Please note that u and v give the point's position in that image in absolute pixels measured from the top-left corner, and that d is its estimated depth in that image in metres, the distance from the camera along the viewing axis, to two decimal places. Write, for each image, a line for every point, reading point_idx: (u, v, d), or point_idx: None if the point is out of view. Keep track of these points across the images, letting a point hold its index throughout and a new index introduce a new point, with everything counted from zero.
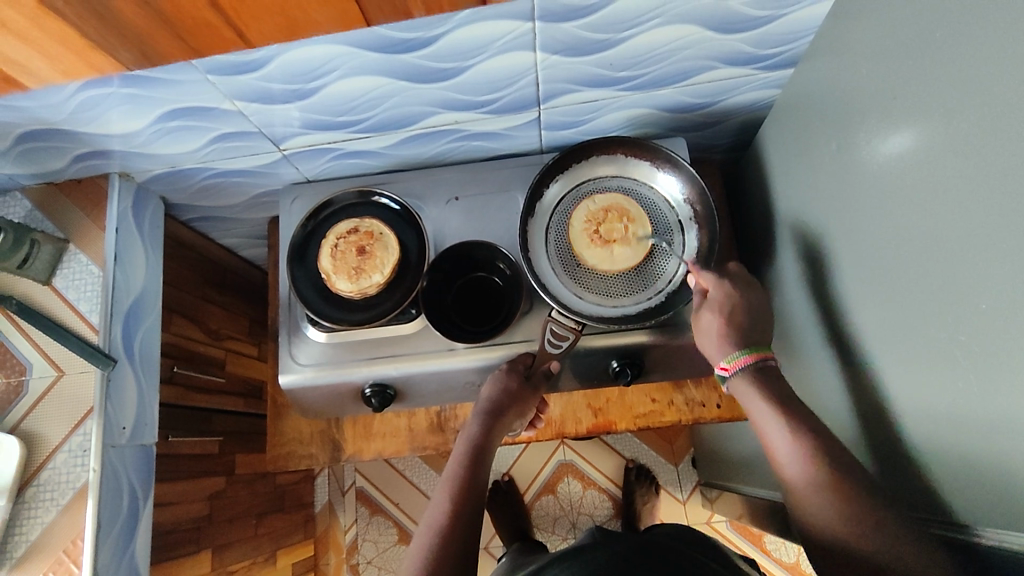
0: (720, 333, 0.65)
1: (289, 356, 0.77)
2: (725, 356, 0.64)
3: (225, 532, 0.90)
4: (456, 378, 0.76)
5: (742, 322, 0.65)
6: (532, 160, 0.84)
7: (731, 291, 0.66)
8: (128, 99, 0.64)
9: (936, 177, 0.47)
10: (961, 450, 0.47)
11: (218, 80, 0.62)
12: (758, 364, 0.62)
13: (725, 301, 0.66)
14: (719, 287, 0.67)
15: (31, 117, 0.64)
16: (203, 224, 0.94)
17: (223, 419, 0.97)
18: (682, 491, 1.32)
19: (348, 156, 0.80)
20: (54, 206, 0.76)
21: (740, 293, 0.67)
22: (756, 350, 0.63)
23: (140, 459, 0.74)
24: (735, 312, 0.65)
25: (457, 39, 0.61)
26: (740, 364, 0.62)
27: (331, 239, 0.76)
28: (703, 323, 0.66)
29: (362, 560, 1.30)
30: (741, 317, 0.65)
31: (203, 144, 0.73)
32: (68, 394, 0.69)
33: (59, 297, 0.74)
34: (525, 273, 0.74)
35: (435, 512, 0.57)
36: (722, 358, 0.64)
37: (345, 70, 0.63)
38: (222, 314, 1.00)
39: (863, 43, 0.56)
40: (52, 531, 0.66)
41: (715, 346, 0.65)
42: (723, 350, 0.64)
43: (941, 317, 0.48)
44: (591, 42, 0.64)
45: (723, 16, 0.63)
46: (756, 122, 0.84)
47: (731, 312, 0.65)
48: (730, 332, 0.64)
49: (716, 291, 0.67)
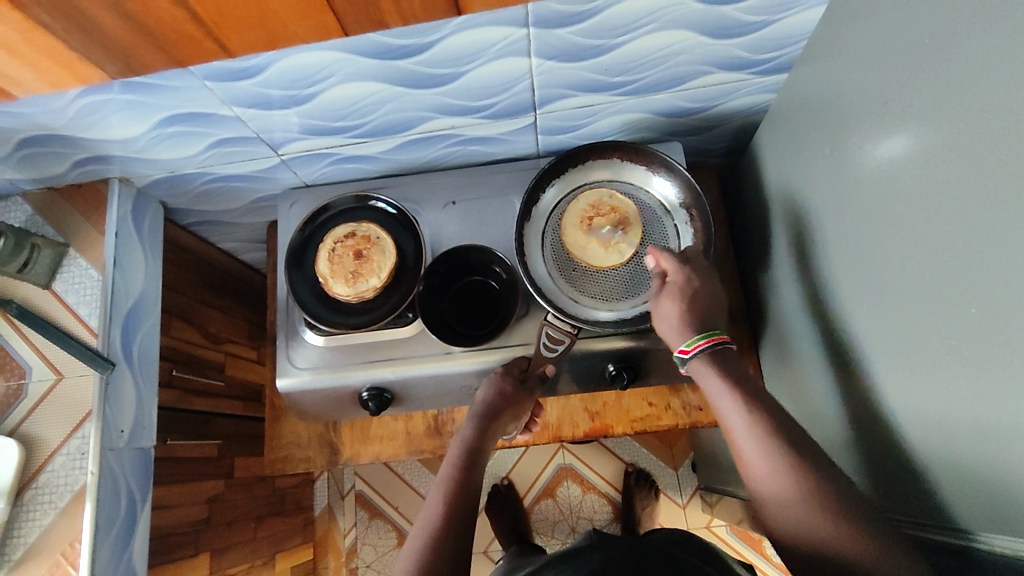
0: (680, 319, 0.64)
1: (286, 359, 0.77)
2: (685, 340, 0.63)
3: (224, 535, 0.91)
4: (453, 382, 0.76)
5: (700, 306, 0.64)
6: (529, 164, 0.84)
7: (689, 278, 0.66)
8: (127, 105, 0.64)
9: (930, 180, 0.47)
10: (956, 454, 0.47)
11: (217, 87, 0.63)
12: (715, 348, 0.61)
13: (683, 286, 0.65)
14: (678, 273, 0.66)
15: (31, 123, 0.65)
16: (202, 228, 0.94)
17: (222, 423, 0.97)
18: (681, 495, 1.32)
19: (346, 161, 0.81)
20: (54, 211, 0.77)
21: (697, 277, 0.66)
22: (712, 335, 0.62)
23: (138, 463, 0.74)
24: (694, 297, 0.65)
25: (453, 45, 0.61)
26: (701, 347, 0.62)
27: (329, 243, 0.76)
28: (661, 309, 0.65)
29: (361, 564, 1.30)
30: (700, 302, 0.64)
31: (202, 149, 0.74)
32: (66, 397, 0.70)
33: (59, 302, 0.74)
34: (521, 277, 0.74)
35: (429, 514, 0.57)
36: (682, 342, 0.63)
37: (342, 76, 0.64)
38: (221, 318, 1.01)
39: (856, 48, 0.56)
40: (50, 534, 0.66)
41: (676, 332, 0.64)
42: (683, 334, 0.63)
43: (935, 321, 0.48)
44: (586, 48, 0.64)
45: (716, 22, 0.64)
46: (752, 126, 0.84)
47: (690, 298, 0.64)
48: (690, 318, 0.64)
49: (676, 276, 0.66)
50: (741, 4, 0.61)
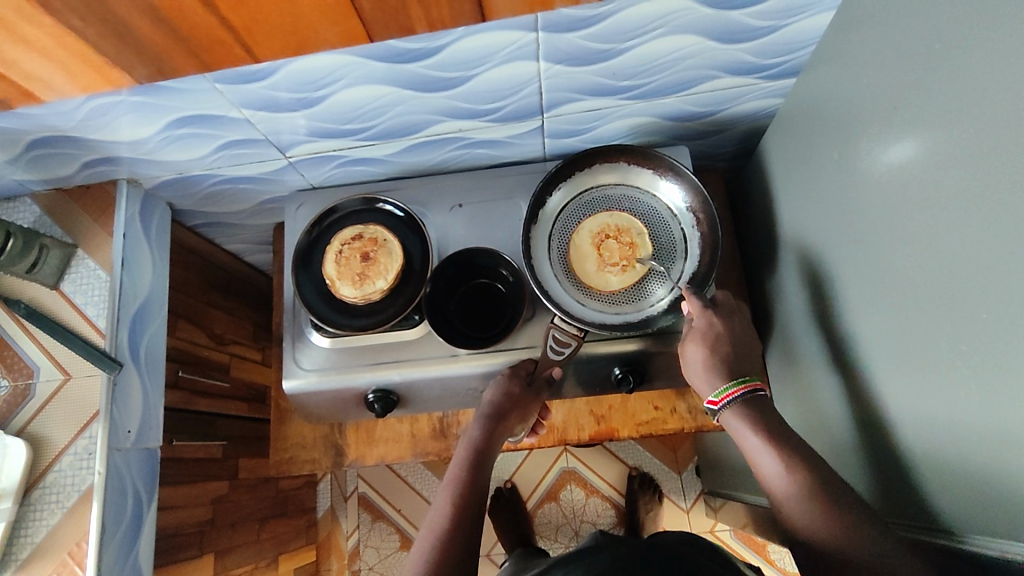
0: (707, 364, 0.65)
1: (293, 361, 0.77)
2: (713, 389, 0.64)
3: (228, 536, 0.91)
4: (458, 384, 0.77)
5: (726, 352, 0.65)
6: (535, 168, 0.85)
7: (715, 321, 0.67)
8: (137, 107, 0.65)
9: (937, 186, 0.47)
10: (957, 460, 0.47)
11: (226, 89, 0.63)
12: (748, 395, 0.62)
13: (707, 329, 0.67)
14: (703, 315, 0.68)
15: (42, 124, 0.65)
16: (209, 229, 0.94)
17: (227, 424, 0.98)
18: (685, 499, 1.32)
19: (353, 163, 0.81)
20: (62, 212, 0.77)
21: (721, 321, 0.68)
22: (745, 380, 0.64)
23: (145, 463, 0.74)
24: (719, 342, 0.66)
25: (461, 49, 0.61)
26: (731, 397, 0.63)
27: (336, 245, 0.76)
28: (688, 354, 0.67)
29: (364, 566, 1.30)
30: (724, 348, 0.66)
31: (210, 151, 0.74)
32: (74, 398, 0.70)
33: (67, 302, 0.74)
34: (527, 280, 0.74)
35: (437, 515, 0.57)
36: (710, 391, 0.65)
37: (351, 79, 0.64)
38: (227, 319, 1.01)
39: (865, 53, 0.56)
40: (57, 534, 0.66)
41: (704, 379, 0.65)
42: (711, 383, 0.65)
43: (939, 327, 0.48)
44: (595, 52, 0.64)
45: (725, 27, 0.64)
46: (759, 130, 0.84)
47: (716, 343, 0.66)
48: (717, 364, 0.65)
49: (700, 319, 0.68)
50: (750, 9, 0.61)
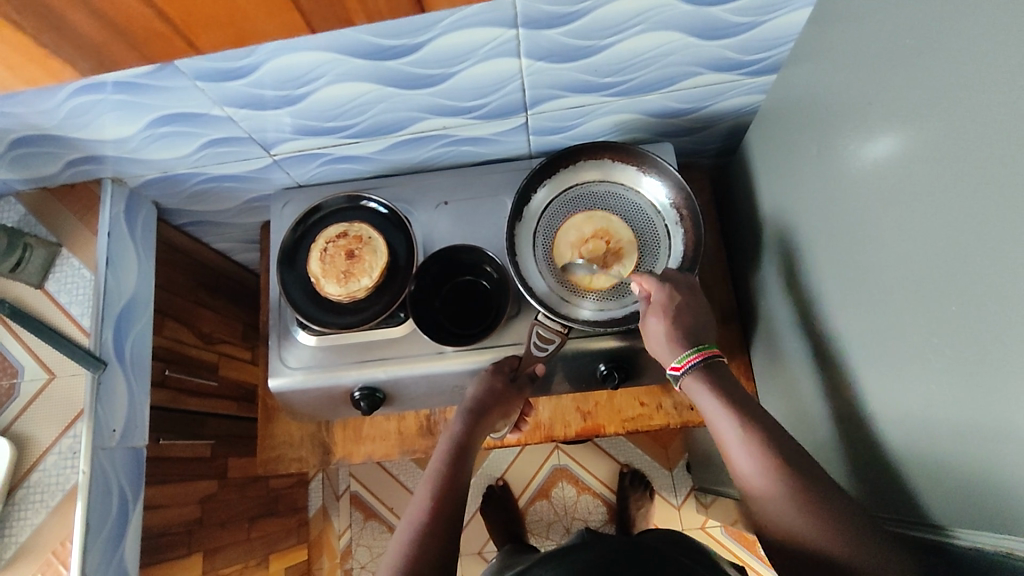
0: (669, 335, 0.64)
1: (279, 359, 0.77)
2: (675, 357, 0.63)
3: (216, 535, 0.91)
4: (444, 381, 0.77)
5: (686, 321, 0.64)
6: (521, 165, 0.85)
7: (675, 293, 0.66)
8: (120, 105, 0.65)
9: (914, 179, 0.48)
10: (932, 451, 0.48)
11: (208, 87, 0.63)
12: (706, 362, 0.62)
13: (668, 302, 0.65)
14: (661, 289, 0.66)
15: (23, 122, 0.65)
16: (196, 229, 0.94)
17: (215, 423, 0.97)
18: (676, 496, 1.32)
19: (338, 161, 0.81)
20: (47, 210, 0.77)
21: (681, 293, 0.67)
22: (701, 349, 0.63)
23: (130, 462, 0.74)
24: (680, 311, 0.65)
25: (442, 46, 0.62)
26: (690, 363, 0.62)
27: (321, 243, 0.76)
28: (649, 326, 0.66)
29: (356, 565, 1.29)
30: (686, 317, 0.65)
31: (194, 149, 0.74)
32: (58, 396, 0.70)
33: (51, 301, 0.74)
34: (512, 277, 0.75)
35: (417, 509, 0.57)
36: (673, 358, 0.64)
37: (333, 76, 0.64)
38: (215, 318, 1.01)
39: (843, 48, 0.56)
40: (41, 533, 0.66)
41: (666, 348, 0.64)
42: (673, 349, 0.64)
43: (917, 319, 0.48)
44: (577, 49, 0.65)
45: (705, 23, 0.64)
46: (743, 127, 0.84)
47: (676, 312, 0.65)
48: (679, 334, 0.64)
49: (659, 292, 0.67)
50: (729, 6, 0.62)
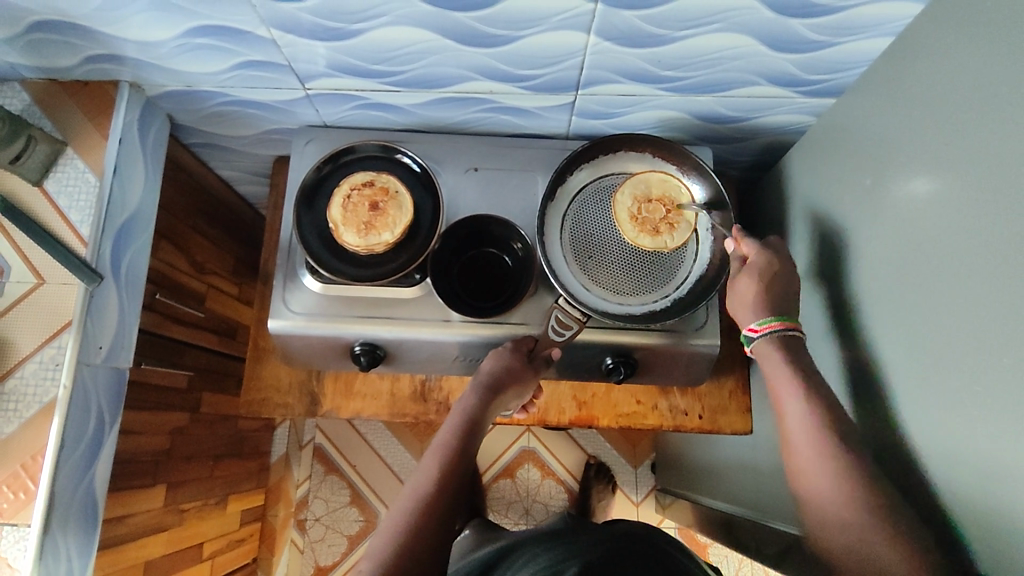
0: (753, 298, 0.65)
1: (280, 300, 0.75)
2: (755, 319, 0.65)
3: (181, 469, 0.88)
4: (447, 350, 0.76)
5: (778, 288, 0.65)
6: (557, 144, 0.83)
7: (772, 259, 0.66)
8: (159, 6, 0.60)
9: (971, 226, 0.48)
10: (950, 490, 0.49)
11: (259, 4, 0.59)
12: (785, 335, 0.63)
13: (764, 267, 0.66)
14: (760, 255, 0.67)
15: (49, 5, 0.60)
16: (205, 151, 0.89)
17: (195, 355, 0.94)
18: (637, 493, 1.34)
19: (372, 107, 0.78)
20: (54, 104, 0.72)
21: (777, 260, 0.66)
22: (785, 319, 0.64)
23: (111, 383, 0.71)
24: (771, 281, 0.65)
25: (514, 8, 0.59)
26: (771, 329, 0.63)
27: (345, 188, 0.73)
28: (737, 286, 0.67)
29: (310, 517, 1.28)
30: (775, 290, 0.65)
31: (227, 67, 0.70)
32: (46, 303, 0.66)
33: (48, 202, 0.70)
34: (537, 257, 0.73)
35: (420, 481, 0.59)
36: (753, 320, 0.65)
37: (393, 17, 0.61)
38: (209, 247, 0.96)
39: (917, 86, 0.56)
40: (10, 444, 0.63)
41: (746, 309, 0.66)
42: (753, 313, 0.65)
43: (957, 365, 0.49)
44: (647, 35, 0.63)
45: (780, 34, 0.63)
46: (781, 145, 0.84)
47: (769, 279, 0.65)
48: (765, 302, 0.65)
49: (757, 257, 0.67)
50: (809, 21, 0.60)
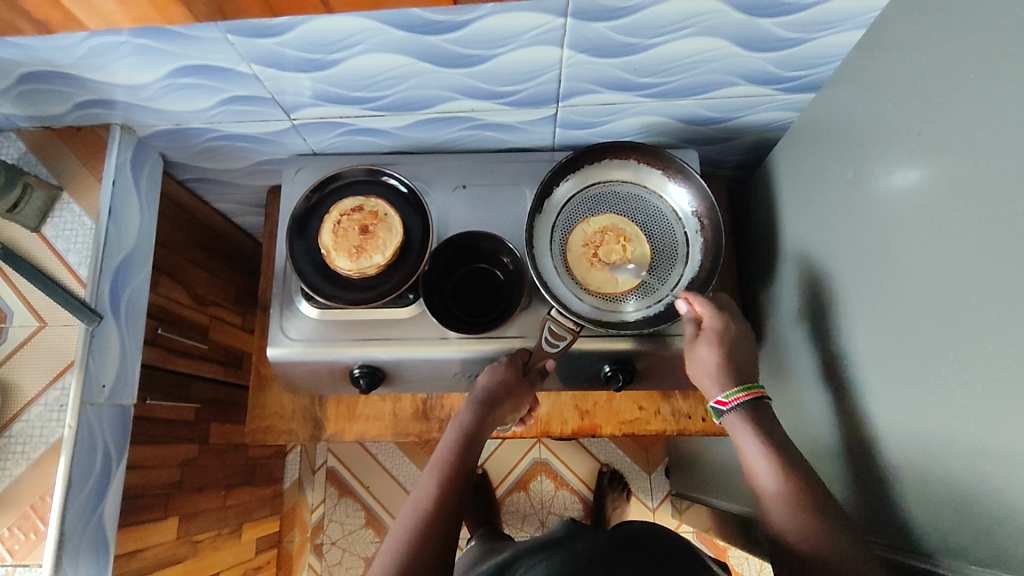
0: (719, 369, 0.66)
1: (278, 328, 0.75)
2: (723, 391, 0.65)
3: (193, 501, 0.89)
4: (445, 368, 0.76)
5: (736, 356, 0.67)
6: (543, 156, 0.83)
7: (726, 325, 0.69)
8: (141, 50, 0.61)
9: (949, 214, 0.48)
10: (942, 481, 0.49)
11: (237, 42, 0.60)
12: (754, 401, 0.63)
13: (722, 335, 0.68)
14: (716, 319, 0.69)
15: (36, 57, 0.62)
16: (200, 186, 0.91)
17: (201, 386, 0.95)
18: (652, 499, 1.33)
19: (358, 133, 0.79)
20: (48, 150, 0.74)
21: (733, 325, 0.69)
22: (751, 388, 0.64)
23: (116, 420, 0.72)
24: (730, 347, 0.67)
25: (486, 28, 0.60)
26: (738, 401, 0.63)
27: (335, 214, 0.74)
28: (699, 358, 0.67)
29: (326, 541, 1.28)
30: (735, 353, 0.67)
31: (213, 104, 0.71)
32: (48, 345, 0.68)
33: (46, 246, 0.71)
34: (527, 270, 0.74)
35: (421, 497, 0.59)
36: (719, 392, 0.65)
37: (368, 45, 0.62)
38: (210, 279, 0.98)
39: (891, 77, 0.56)
40: (20, 486, 0.64)
41: (711, 380, 0.66)
42: (721, 384, 0.65)
43: (942, 353, 0.49)
44: (620, 45, 0.63)
45: (753, 34, 0.63)
46: (768, 142, 0.84)
47: (727, 345, 0.67)
48: (728, 368, 0.66)
49: (712, 321, 0.69)
50: (780, 19, 0.61)
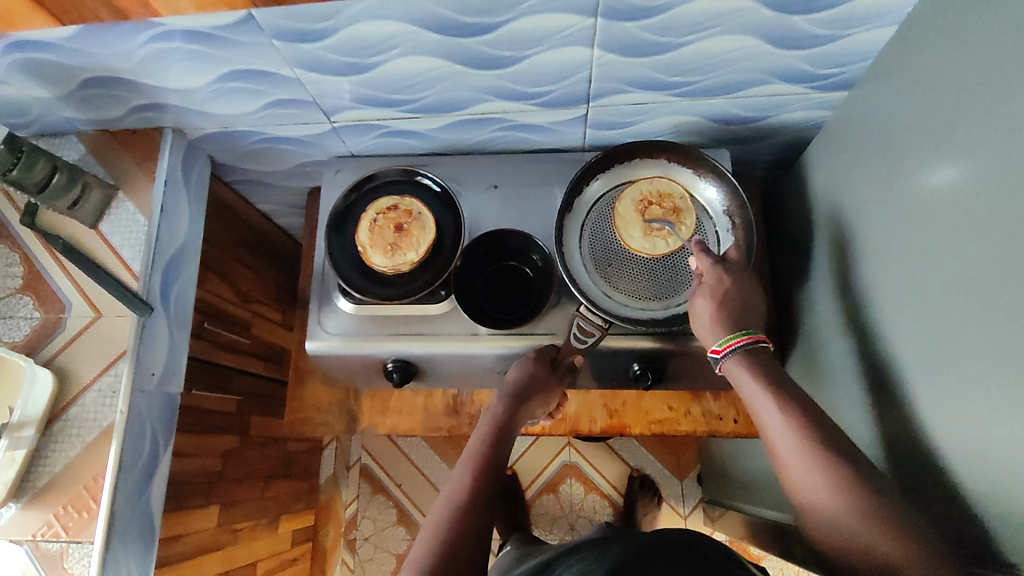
0: (713, 318, 0.65)
1: (317, 323, 0.78)
2: (718, 338, 0.64)
3: (234, 490, 0.92)
4: (476, 363, 0.78)
5: (733, 305, 0.65)
6: (574, 157, 0.85)
7: (724, 277, 0.67)
8: (192, 56, 0.65)
9: (984, 209, 0.48)
10: (988, 480, 0.48)
11: (282, 47, 0.63)
12: (751, 347, 0.62)
13: (716, 286, 0.66)
14: (712, 271, 0.67)
15: (97, 63, 0.66)
16: (245, 187, 0.95)
17: (243, 380, 0.99)
18: (684, 505, 1.32)
19: (394, 135, 0.82)
20: (105, 152, 0.79)
21: (731, 278, 0.67)
22: (749, 334, 0.63)
23: (164, 407, 0.76)
24: (726, 297, 0.66)
25: (518, 29, 0.61)
26: (734, 346, 0.63)
27: (371, 213, 0.77)
28: (695, 308, 0.66)
29: (359, 537, 1.30)
30: (732, 303, 0.65)
31: (258, 107, 0.75)
32: (103, 334, 0.72)
33: (103, 241, 0.76)
34: (557, 267, 0.75)
35: (455, 488, 0.61)
36: (716, 340, 0.64)
37: (404, 48, 0.64)
38: (252, 277, 1.02)
39: (926, 72, 0.56)
40: (75, 467, 0.68)
41: (706, 329, 0.65)
42: (716, 332, 0.64)
43: (982, 351, 0.48)
44: (650, 44, 0.64)
45: (784, 32, 0.63)
46: (802, 141, 0.83)
47: (723, 295, 0.66)
48: (724, 318, 0.64)
49: (710, 274, 0.68)
50: (811, 16, 0.61)
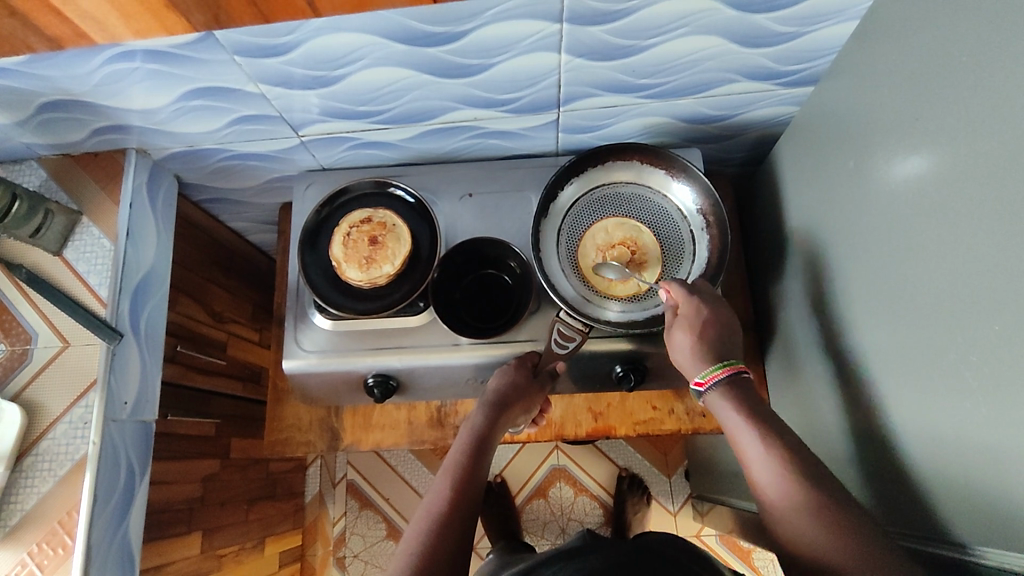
0: (694, 351, 0.65)
1: (294, 342, 0.77)
2: (701, 371, 0.65)
3: (216, 515, 0.90)
4: (457, 374, 0.77)
5: (713, 336, 0.66)
6: (547, 162, 0.84)
7: (700, 306, 0.67)
8: (153, 75, 0.64)
9: (947, 200, 0.49)
10: (954, 467, 0.49)
11: (245, 63, 0.62)
12: (731, 378, 0.63)
13: (693, 317, 0.67)
14: (688, 301, 0.68)
15: (54, 86, 0.64)
16: (214, 206, 0.93)
17: (221, 403, 0.97)
18: (673, 502, 1.32)
19: (365, 146, 0.81)
20: (68, 177, 0.77)
21: (707, 306, 0.67)
22: (728, 365, 0.64)
23: (138, 435, 0.74)
24: (705, 327, 0.66)
25: (484, 36, 0.61)
26: (716, 378, 0.63)
27: (345, 227, 0.76)
28: (676, 342, 0.67)
29: (348, 554, 1.29)
30: (711, 333, 0.66)
31: (223, 124, 0.73)
32: (71, 364, 0.70)
33: (68, 269, 0.74)
34: (535, 273, 0.75)
35: (434, 499, 0.60)
36: (698, 373, 0.65)
37: (370, 60, 0.63)
38: (227, 296, 1.00)
39: (888, 65, 0.57)
40: (47, 502, 0.66)
41: (690, 364, 0.66)
42: (699, 366, 0.65)
43: (949, 340, 0.49)
44: (617, 48, 0.64)
45: (748, 31, 0.64)
46: (771, 138, 0.84)
47: (704, 327, 0.66)
48: (704, 351, 0.65)
49: (686, 305, 0.68)
50: (774, 14, 0.61)
